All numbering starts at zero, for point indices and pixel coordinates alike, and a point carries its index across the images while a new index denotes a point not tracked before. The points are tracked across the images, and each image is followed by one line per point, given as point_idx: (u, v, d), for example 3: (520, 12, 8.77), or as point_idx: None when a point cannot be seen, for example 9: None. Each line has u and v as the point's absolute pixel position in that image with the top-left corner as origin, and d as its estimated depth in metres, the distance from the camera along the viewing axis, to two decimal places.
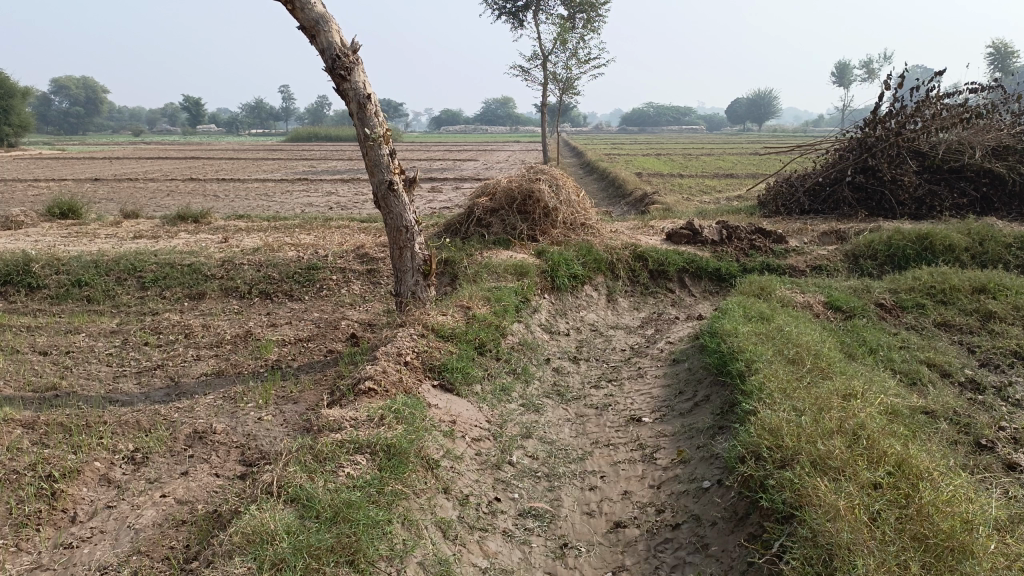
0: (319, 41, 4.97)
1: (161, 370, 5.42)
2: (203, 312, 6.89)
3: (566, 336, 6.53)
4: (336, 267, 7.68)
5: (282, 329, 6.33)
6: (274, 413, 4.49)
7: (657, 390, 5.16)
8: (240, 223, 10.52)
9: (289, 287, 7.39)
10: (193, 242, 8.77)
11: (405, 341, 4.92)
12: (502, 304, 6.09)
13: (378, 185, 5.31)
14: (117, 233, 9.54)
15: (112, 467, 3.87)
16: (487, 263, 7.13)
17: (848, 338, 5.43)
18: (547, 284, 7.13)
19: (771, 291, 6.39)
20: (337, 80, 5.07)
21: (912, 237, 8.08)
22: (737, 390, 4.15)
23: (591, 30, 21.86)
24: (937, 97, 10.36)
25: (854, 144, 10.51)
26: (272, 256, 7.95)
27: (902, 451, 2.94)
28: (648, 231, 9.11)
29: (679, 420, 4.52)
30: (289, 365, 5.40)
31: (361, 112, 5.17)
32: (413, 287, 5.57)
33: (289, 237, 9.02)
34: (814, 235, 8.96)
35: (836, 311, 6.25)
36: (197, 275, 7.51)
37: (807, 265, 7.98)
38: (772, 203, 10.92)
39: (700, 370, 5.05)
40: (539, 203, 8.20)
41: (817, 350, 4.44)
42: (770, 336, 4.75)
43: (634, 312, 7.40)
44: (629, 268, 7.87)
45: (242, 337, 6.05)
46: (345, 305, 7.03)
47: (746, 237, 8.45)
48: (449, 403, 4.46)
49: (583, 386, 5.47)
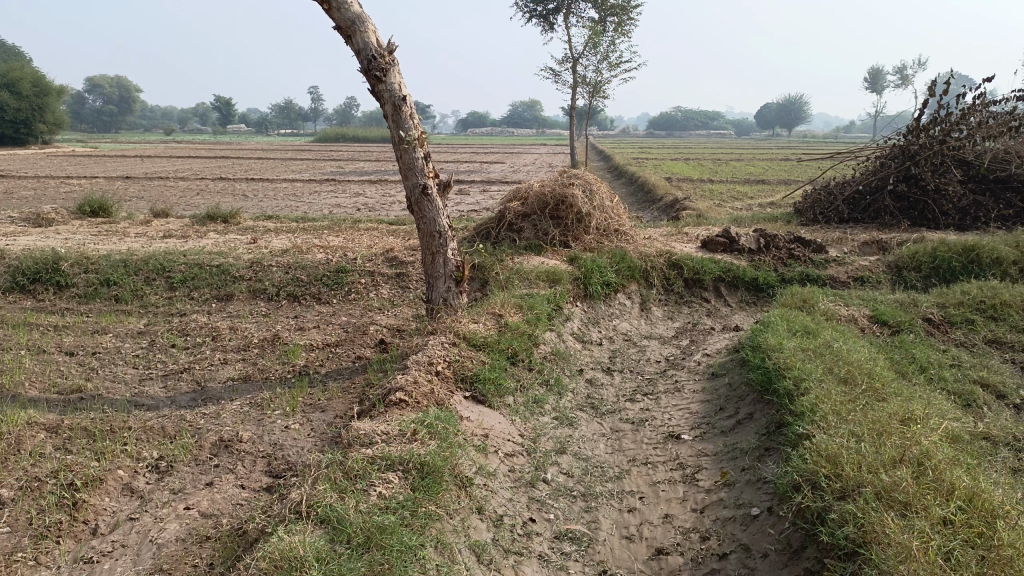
0: (355, 41, 4.86)
1: (187, 374, 5.32)
2: (231, 314, 6.80)
3: (599, 346, 6.34)
4: (365, 270, 7.57)
5: (310, 333, 6.22)
6: (301, 422, 4.37)
7: (696, 405, 4.96)
8: (268, 223, 10.46)
9: (317, 289, 7.29)
10: (221, 242, 8.72)
11: (436, 349, 4.77)
12: (534, 312, 5.93)
13: (412, 188, 5.17)
14: (147, 232, 9.52)
15: (136, 476, 3.76)
16: (519, 269, 6.98)
17: (898, 355, 5.19)
18: (580, 292, 6.95)
19: (814, 304, 6.16)
20: (372, 81, 4.95)
21: (958, 249, 7.79)
22: (785, 410, 3.95)
23: (622, 33, 21.61)
24: (984, 104, 10.02)
25: (896, 152, 10.21)
26: (300, 257, 7.86)
27: (973, 484, 2.74)
28: (682, 238, 8.90)
29: (721, 439, 4.32)
30: (317, 371, 5.28)
31: (396, 114, 5.05)
32: (445, 294, 5.41)
33: (318, 239, 8.94)
34: (854, 245, 8.69)
35: (881, 325, 6.00)
36: (225, 276, 7.44)
37: (848, 276, 7.73)
38: (809, 211, 10.65)
39: (741, 386, 4.85)
40: (572, 208, 8.02)
41: (869, 369, 4.22)
42: (818, 353, 4.53)
43: (669, 322, 7.19)
44: (663, 276, 7.66)
45: (269, 341, 5.94)
46: (373, 309, 6.91)
47: (784, 246, 8.21)
48: (481, 415, 4.30)
49: (618, 399, 5.28)
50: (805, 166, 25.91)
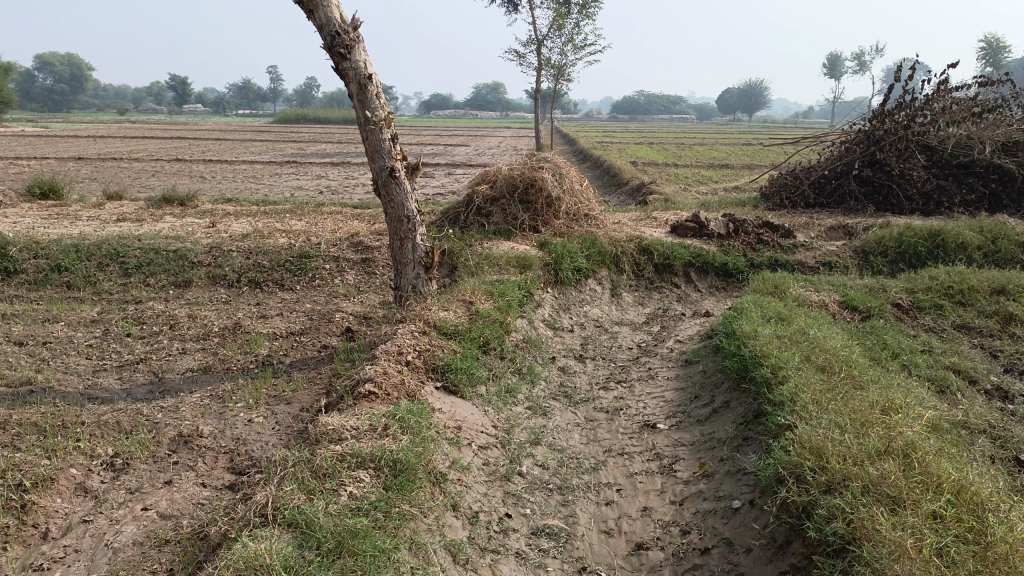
0: (318, 16, 4.66)
1: (143, 365, 5.09)
2: (190, 301, 6.56)
3: (571, 333, 6.25)
4: (329, 255, 7.36)
5: (273, 321, 6.02)
6: (265, 416, 4.20)
7: (670, 393, 4.89)
8: (227, 206, 10.14)
9: (279, 276, 7.06)
10: (179, 226, 8.41)
11: (406, 338, 4.61)
12: (505, 299, 5.80)
13: (379, 172, 4.99)
14: (100, 215, 9.16)
15: (89, 475, 3.56)
16: (488, 254, 6.84)
17: (870, 342, 5.17)
18: (550, 278, 6.84)
19: (786, 289, 6.13)
20: (336, 59, 4.74)
21: (923, 233, 7.84)
22: (764, 399, 3.89)
23: (588, 16, 21.46)
24: (948, 90, 10.10)
25: (862, 137, 10.26)
26: (262, 242, 7.61)
27: (959, 475, 2.71)
28: (652, 223, 8.84)
29: (697, 428, 4.26)
30: (281, 361, 5.09)
31: (362, 93, 4.85)
32: (414, 281, 5.25)
33: (280, 223, 8.68)
34: (821, 230, 8.71)
35: (852, 311, 6.00)
36: (183, 261, 7.17)
37: (816, 261, 7.74)
38: (776, 196, 10.67)
39: (716, 373, 4.78)
40: (541, 192, 7.89)
41: (845, 357, 4.18)
42: (794, 340, 4.49)
43: (639, 307, 7.13)
44: (633, 261, 7.59)
45: (230, 329, 5.73)
46: (339, 296, 6.72)
47: (753, 231, 8.20)
48: (453, 407, 4.17)
49: (591, 387, 5.19)
50: (767, 150, 26.10)
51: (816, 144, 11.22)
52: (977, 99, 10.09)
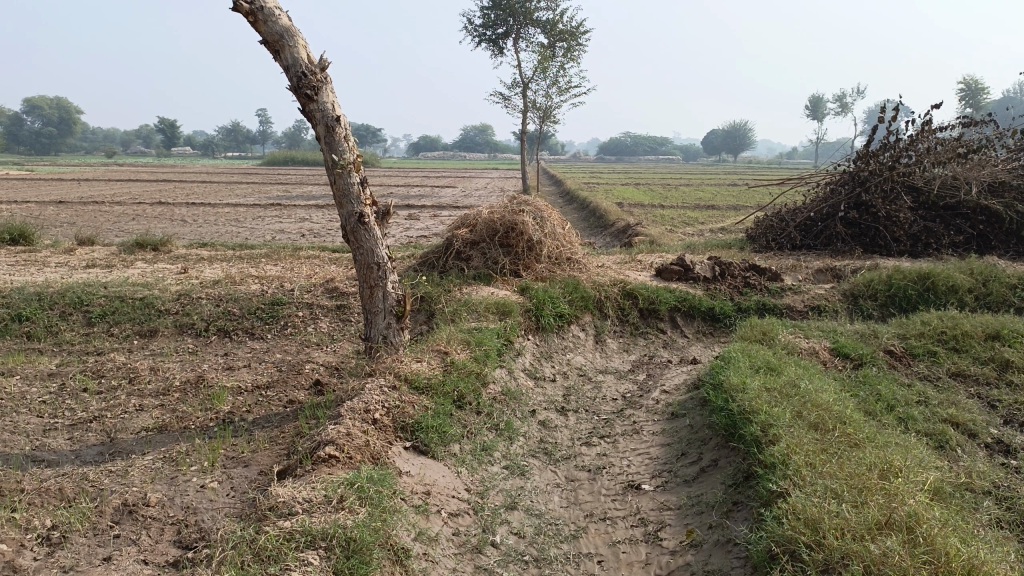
0: (284, 57, 4.47)
1: (96, 424, 4.78)
2: (154, 352, 6.27)
3: (553, 383, 5.98)
4: (302, 302, 7.11)
5: (240, 373, 5.73)
6: (221, 481, 3.91)
7: (656, 449, 4.62)
8: (202, 251, 9.90)
9: (250, 324, 6.79)
10: (149, 272, 8.15)
11: (374, 394, 4.34)
12: (483, 349, 5.54)
13: (347, 217, 4.77)
14: (69, 261, 8.89)
15: (21, 552, 3.24)
16: (467, 301, 6.60)
17: (864, 393, 4.94)
18: (531, 324, 6.60)
19: (774, 336, 5.90)
20: (303, 100, 4.54)
21: (913, 276, 7.68)
22: (754, 460, 3.63)
23: (572, 59, 21.62)
24: (931, 131, 10.05)
25: (847, 178, 10.17)
26: (233, 289, 7.36)
27: (969, 551, 2.47)
28: (636, 266, 8.64)
29: (684, 489, 3.99)
30: (243, 418, 4.80)
31: (330, 136, 4.64)
32: (385, 331, 5.00)
33: (254, 268, 8.43)
34: (808, 273, 8.55)
35: (843, 358, 5.79)
36: (150, 310, 6.90)
37: (805, 305, 7.54)
38: (762, 238, 10.52)
39: (703, 428, 4.53)
40: (522, 236, 7.69)
41: (840, 412, 3.94)
42: (784, 393, 4.25)
43: (624, 354, 6.89)
44: (617, 307, 7.37)
45: (193, 383, 5.44)
46: (311, 346, 6.45)
47: (740, 274, 8.02)
48: (423, 469, 3.90)
49: (572, 442, 4.92)
50: (752, 191, 26.19)
51: (801, 185, 11.13)
52: (961, 140, 10.05)
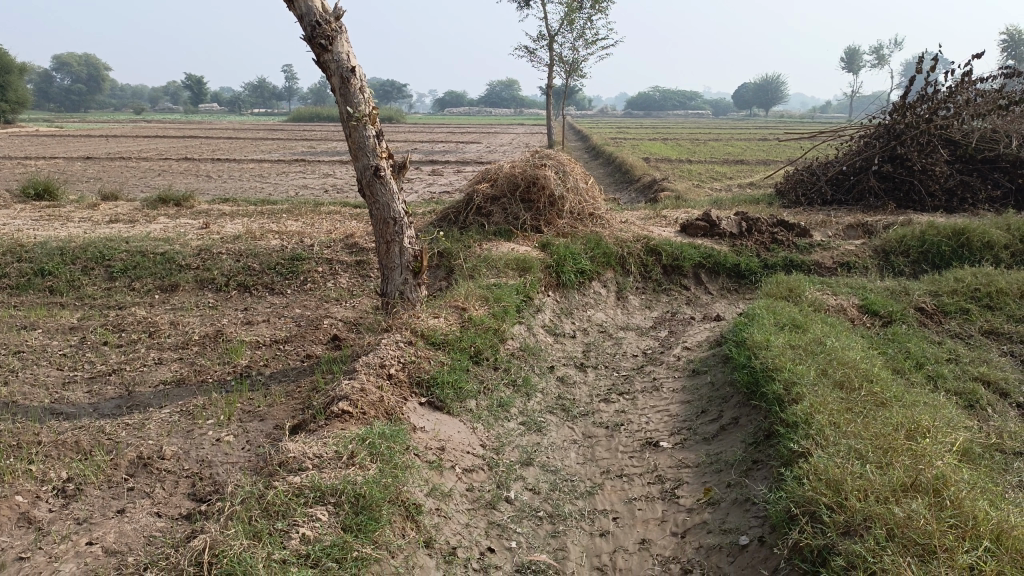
0: (297, 5, 4.35)
1: (115, 377, 4.81)
2: (175, 307, 6.28)
3: (573, 340, 5.90)
4: (322, 258, 7.07)
5: (258, 328, 5.72)
6: (235, 435, 3.91)
7: (675, 407, 4.54)
8: (224, 207, 9.88)
9: (269, 279, 6.77)
10: (171, 228, 8.15)
11: (389, 349, 4.30)
12: (501, 305, 5.47)
13: (363, 171, 4.67)
14: (92, 217, 8.92)
15: (37, 503, 3.27)
16: (487, 256, 6.51)
17: (892, 351, 4.80)
18: (552, 280, 6.50)
19: (801, 292, 5.75)
20: (317, 50, 4.42)
21: (947, 232, 7.44)
22: (776, 418, 3.54)
23: (599, 10, 21.12)
24: (971, 81, 9.65)
25: (882, 131, 9.84)
26: (253, 244, 7.33)
27: (998, 515, 2.37)
28: (661, 222, 8.47)
29: (703, 447, 3.91)
30: (260, 373, 4.79)
31: (345, 88, 4.52)
32: (401, 287, 4.92)
33: (275, 224, 8.39)
34: (838, 228, 8.32)
35: (872, 316, 5.63)
36: (171, 265, 6.90)
37: (834, 262, 7.35)
38: (791, 193, 10.26)
39: (725, 385, 4.43)
40: (543, 191, 7.55)
41: (867, 371, 3.82)
42: (809, 351, 4.12)
43: (646, 311, 6.77)
44: (640, 263, 7.23)
45: (211, 337, 5.44)
46: (330, 301, 6.42)
47: (767, 231, 7.83)
48: (437, 424, 3.86)
49: (591, 399, 4.85)
50: (782, 145, 25.58)
51: (834, 138, 10.80)
52: (1002, 90, 9.64)
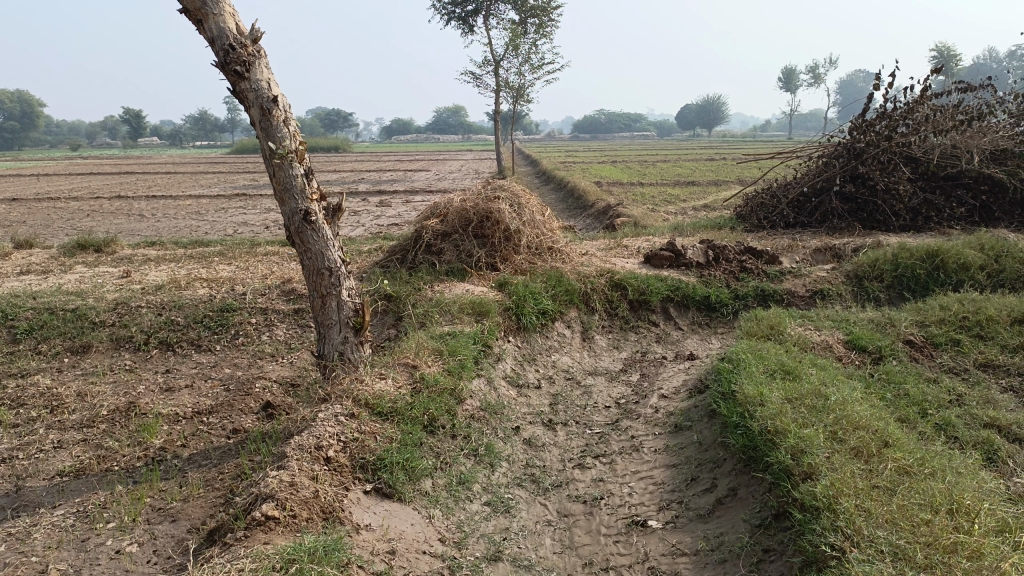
0: (208, 28, 3.76)
1: (3, 468, 4.06)
2: (85, 372, 5.53)
3: (538, 391, 5.32)
4: (256, 308, 6.38)
5: (180, 395, 5.01)
6: (141, 543, 3.22)
7: (660, 472, 3.97)
8: (151, 251, 9.08)
9: (196, 334, 6.05)
10: (88, 279, 7.35)
11: (326, 425, 3.66)
12: (457, 359, 4.86)
13: (291, 216, 4.02)
14: (0, 268, 8.04)
15: None
16: (439, 300, 5.92)
17: (891, 396, 4.34)
18: (511, 324, 5.91)
19: (783, 329, 5.28)
20: (232, 78, 3.81)
21: (920, 254, 7.12)
22: (789, 496, 3.03)
23: (544, 35, 20.90)
24: (928, 98, 9.41)
25: (842, 150, 9.51)
26: (178, 295, 6.60)
27: None
28: (623, 252, 8.00)
29: (700, 527, 3.36)
30: (178, 456, 4.10)
31: (266, 120, 3.90)
32: (340, 347, 4.25)
33: (206, 269, 7.67)
34: (807, 253, 7.95)
35: (860, 352, 5.20)
36: (83, 323, 6.13)
37: (807, 290, 6.93)
38: (753, 217, 9.89)
39: (714, 446, 3.90)
40: (498, 225, 7.00)
41: (880, 434, 3.33)
42: (811, 406, 3.62)
43: (615, 352, 6.24)
44: (605, 299, 6.71)
45: (123, 409, 4.72)
46: (265, 357, 5.74)
47: (735, 259, 7.40)
48: (387, 520, 3.24)
49: (563, 466, 4.26)
50: (731, 166, 25.60)
51: (792, 158, 10.51)
52: (959, 106, 9.42)
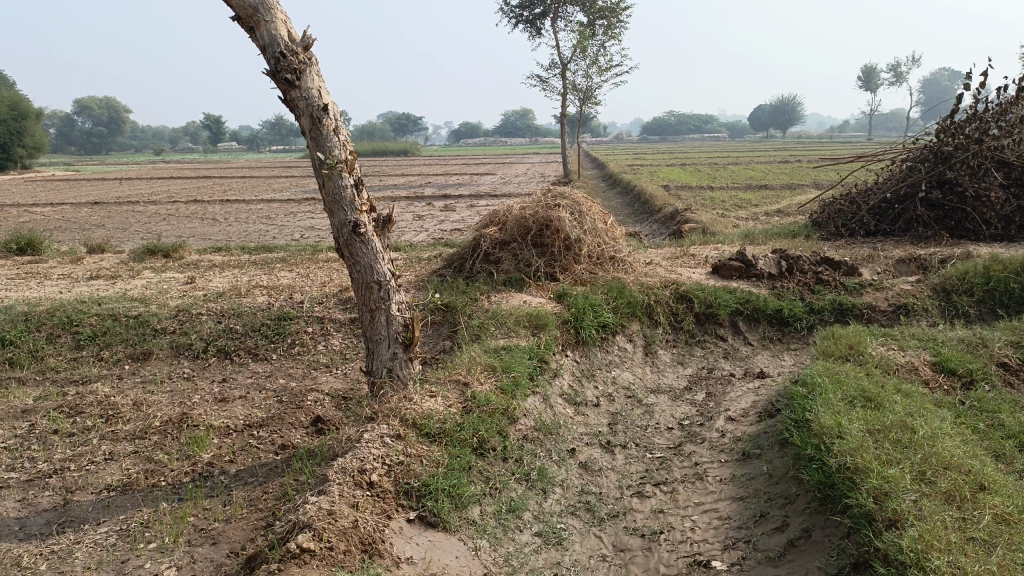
0: (259, 35, 3.66)
1: (56, 479, 4.06)
2: (144, 381, 5.56)
3: (597, 410, 5.08)
4: (313, 317, 6.32)
5: (233, 407, 4.96)
6: (180, 567, 3.14)
7: (726, 506, 3.70)
8: (216, 257, 9.19)
9: (253, 343, 6.02)
10: (153, 285, 7.45)
11: (370, 447, 3.52)
12: (511, 375, 4.66)
13: (339, 227, 3.89)
14: (73, 273, 8.23)
15: None
16: (496, 312, 5.74)
17: (985, 427, 3.95)
18: (570, 338, 5.68)
19: (863, 350, 4.90)
20: (282, 86, 3.70)
21: (1016, 267, 6.58)
22: (870, 546, 2.74)
23: (612, 37, 20.57)
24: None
25: (927, 154, 8.91)
26: (237, 302, 6.60)
27: None
28: (689, 262, 7.67)
29: (769, 573, 3.08)
30: (225, 472, 4.02)
31: (316, 130, 3.78)
32: (389, 363, 4.10)
33: (266, 276, 7.69)
34: (888, 264, 7.48)
35: (949, 376, 4.79)
36: (145, 330, 6.18)
37: (889, 304, 6.49)
38: (829, 224, 9.40)
39: (786, 479, 3.60)
40: (558, 234, 6.78)
41: (975, 475, 3.00)
42: (895, 441, 3.29)
43: (679, 369, 5.94)
44: (670, 312, 6.41)
45: (175, 420, 4.69)
46: (320, 368, 5.66)
47: (809, 270, 6.99)
48: (431, 553, 3.07)
49: (621, 493, 4.01)
50: (804, 169, 24.76)
51: (873, 162, 9.95)
52: None
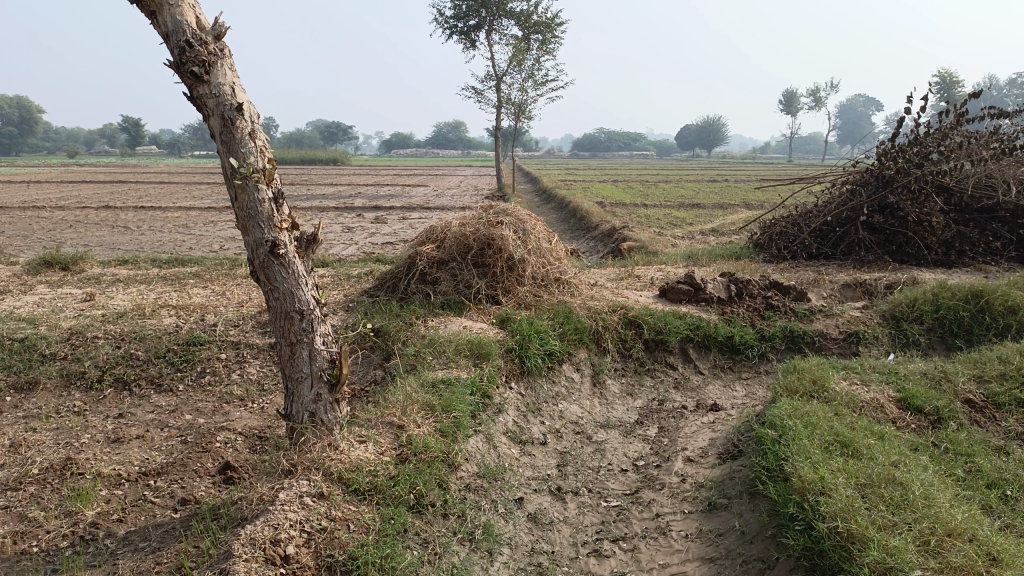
0: (162, 20, 3.09)
1: None
2: (26, 416, 4.82)
3: (544, 449, 4.61)
4: (227, 342, 5.68)
5: (128, 449, 4.30)
6: None
7: (695, 570, 3.30)
8: (122, 271, 8.38)
9: (157, 371, 5.34)
10: (46, 303, 6.64)
11: (287, 511, 2.99)
12: (451, 415, 4.15)
13: (255, 247, 3.32)
14: None
15: None
16: (433, 339, 5.24)
17: (964, 475, 3.66)
18: (514, 368, 5.21)
19: (827, 386, 4.60)
20: (188, 81, 3.13)
21: (964, 295, 6.43)
22: None
23: (548, 52, 20.36)
24: (961, 123, 8.78)
25: (870, 178, 8.84)
26: (141, 324, 5.89)
27: None
28: (635, 284, 7.32)
29: None
30: (112, 536, 3.39)
31: (227, 132, 3.22)
32: (312, 406, 3.53)
33: (177, 294, 6.97)
34: (835, 289, 7.29)
35: (915, 413, 4.51)
36: (30, 356, 5.41)
37: (840, 332, 6.26)
38: (772, 246, 9.23)
39: (763, 540, 3.23)
40: (500, 253, 6.33)
41: (983, 545, 2.68)
42: (886, 500, 2.98)
43: (629, 401, 5.54)
44: (618, 338, 6.02)
45: (56, 467, 4.00)
46: (233, 401, 5.03)
47: (759, 294, 6.72)
48: None
49: (576, 552, 3.56)
50: (733, 188, 25.09)
51: (814, 184, 9.86)
52: (994, 133, 8.80)
